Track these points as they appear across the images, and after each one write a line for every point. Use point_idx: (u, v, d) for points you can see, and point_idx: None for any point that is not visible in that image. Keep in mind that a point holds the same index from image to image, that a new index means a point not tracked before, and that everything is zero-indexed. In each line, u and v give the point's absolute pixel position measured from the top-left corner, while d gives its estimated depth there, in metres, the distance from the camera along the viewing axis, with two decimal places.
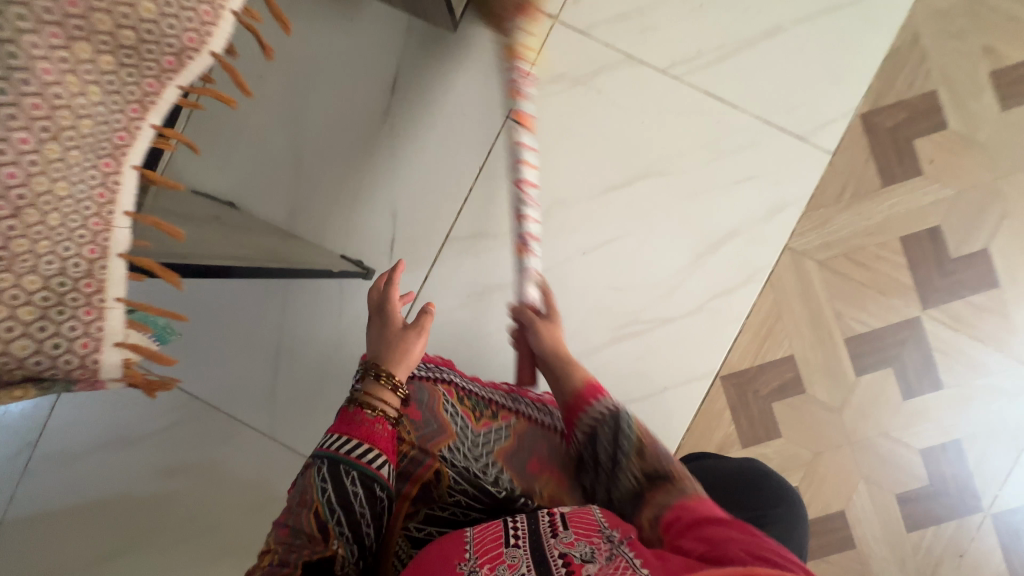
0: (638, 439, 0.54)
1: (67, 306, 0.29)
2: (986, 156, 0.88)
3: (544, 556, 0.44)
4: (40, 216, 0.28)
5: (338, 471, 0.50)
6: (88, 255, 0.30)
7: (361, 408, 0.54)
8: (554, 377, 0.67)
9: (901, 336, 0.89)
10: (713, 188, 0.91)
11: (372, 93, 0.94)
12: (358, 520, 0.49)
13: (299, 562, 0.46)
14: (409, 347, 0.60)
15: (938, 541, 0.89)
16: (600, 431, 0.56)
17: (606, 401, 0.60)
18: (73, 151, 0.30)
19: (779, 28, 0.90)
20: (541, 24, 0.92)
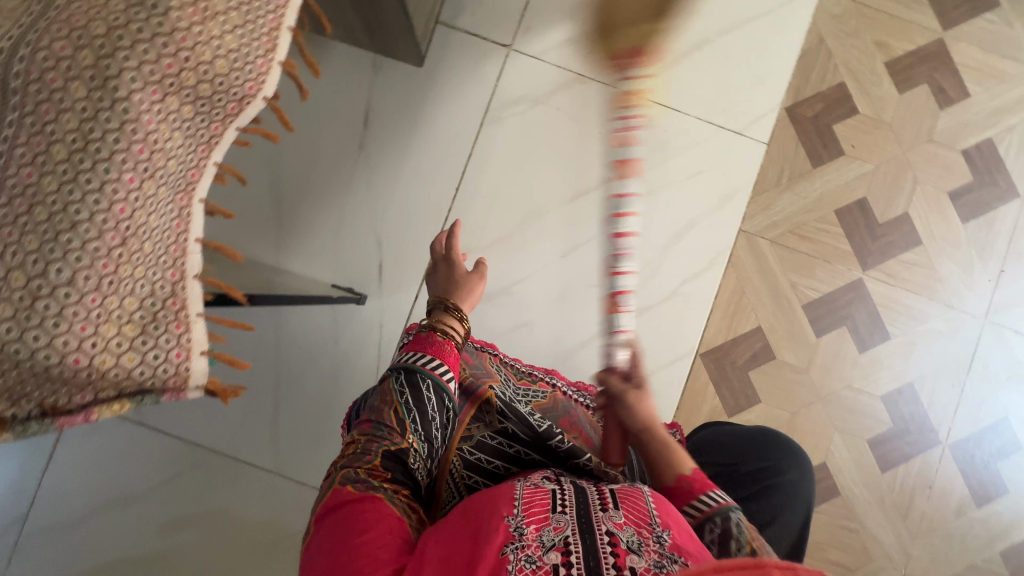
0: (752, 548, 0.51)
1: (162, 323, 0.43)
2: (892, 133, 1.02)
3: (590, 529, 0.46)
4: (139, 246, 0.41)
5: (415, 379, 0.61)
6: (172, 278, 0.45)
7: (434, 331, 0.67)
8: (654, 459, 0.63)
9: (848, 297, 1.00)
10: (670, 184, 1.00)
11: (346, 130, 1.00)
12: (429, 422, 0.60)
13: (380, 450, 0.56)
14: (473, 288, 0.78)
15: (908, 477, 0.99)
16: (707, 531, 0.53)
17: (717, 495, 0.56)
18: (161, 194, 0.43)
19: (706, 40, 1.02)
20: (497, 53, 1.01)
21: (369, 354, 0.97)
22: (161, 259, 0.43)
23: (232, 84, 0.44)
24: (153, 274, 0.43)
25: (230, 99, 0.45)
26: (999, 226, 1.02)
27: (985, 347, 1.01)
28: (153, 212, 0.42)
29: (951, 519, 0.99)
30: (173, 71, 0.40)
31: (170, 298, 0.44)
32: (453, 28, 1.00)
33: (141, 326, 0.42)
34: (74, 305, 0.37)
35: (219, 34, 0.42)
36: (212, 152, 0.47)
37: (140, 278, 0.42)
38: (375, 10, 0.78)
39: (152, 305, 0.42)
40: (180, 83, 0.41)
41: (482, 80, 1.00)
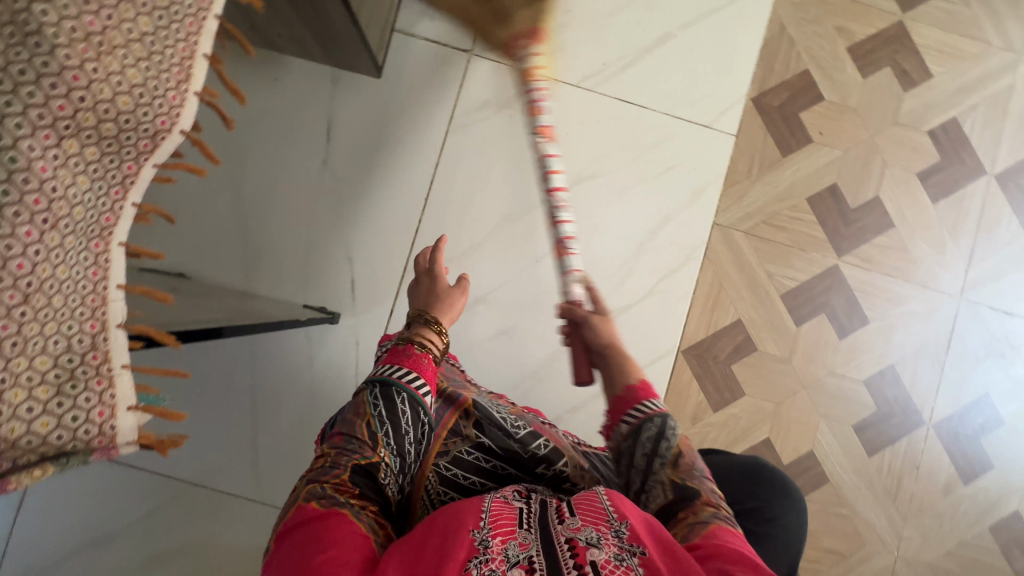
0: (677, 451, 0.58)
1: (81, 380, 0.37)
2: (858, 118, 1.02)
3: (552, 541, 0.46)
4: (47, 301, 0.35)
5: (390, 392, 0.58)
6: (91, 330, 0.38)
7: (411, 344, 0.64)
8: (610, 373, 0.69)
9: (825, 284, 1.01)
10: (642, 181, 1.00)
11: (308, 146, 0.97)
12: (403, 436, 0.57)
13: (350, 464, 0.53)
14: (453, 303, 0.75)
15: (895, 459, 0.99)
16: (644, 430, 0.59)
17: (654, 403, 0.61)
18: (71, 242, 0.37)
19: (668, 34, 1.01)
20: (458, 59, 0.99)
21: (346, 374, 0.95)
22: (75, 313, 0.37)
23: (140, 119, 0.40)
24: (66, 327, 0.37)
25: (142, 136, 0.41)
26: (969, 204, 1.02)
27: (962, 324, 1.01)
28: (62, 262, 0.37)
29: (939, 498, 0.99)
30: (67, 112, 0.35)
31: (90, 352, 0.38)
32: (412, 36, 0.99)
33: (53, 393, 0.36)
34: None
35: (120, 68, 0.38)
36: (129, 194, 0.42)
37: (51, 335, 0.36)
38: (325, 24, 0.76)
39: (69, 361, 0.36)
40: (81, 125, 0.37)
41: (445, 87, 0.99)
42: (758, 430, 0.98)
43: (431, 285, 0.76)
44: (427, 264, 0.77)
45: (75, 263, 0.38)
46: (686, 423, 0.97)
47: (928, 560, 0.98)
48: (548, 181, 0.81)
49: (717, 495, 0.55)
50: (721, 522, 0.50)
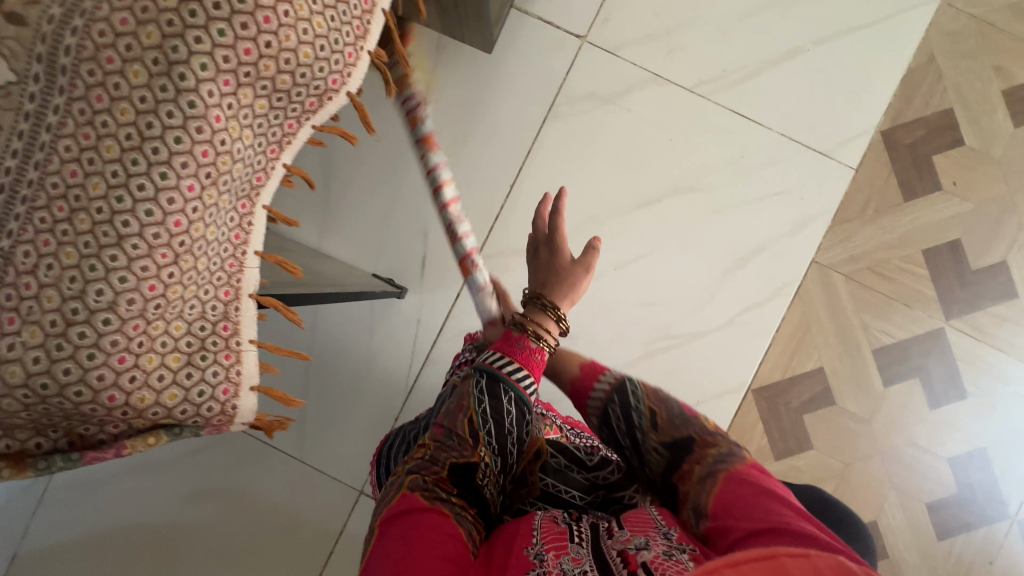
0: (649, 408, 0.57)
1: (210, 352, 0.41)
2: (999, 171, 0.92)
3: (605, 554, 0.45)
4: (194, 263, 0.39)
5: (497, 388, 0.57)
6: (225, 298, 0.42)
7: (525, 333, 0.61)
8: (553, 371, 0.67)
9: (926, 347, 0.91)
10: (741, 203, 0.93)
11: (402, 113, 0.95)
12: (504, 435, 0.56)
13: (448, 461, 0.53)
14: (576, 283, 0.67)
15: (968, 549, 0.91)
16: (608, 411, 0.59)
17: (608, 375, 0.62)
18: (224, 199, 0.41)
19: (800, 48, 0.93)
20: (570, 44, 0.94)
21: (403, 349, 0.94)
22: (215, 278, 0.41)
23: (315, 76, 0.44)
24: (205, 292, 0.41)
25: (311, 94, 0.45)
26: None
27: None
28: (213, 223, 0.40)
29: None
30: (250, 57, 0.39)
31: (221, 321, 0.42)
32: (526, 13, 0.94)
33: (188, 356, 0.40)
34: (129, 339, 0.36)
35: (308, 17, 0.41)
36: (281, 154, 0.46)
37: (191, 299, 0.39)
38: None
39: (202, 330, 0.40)
40: (260, 74, 0.40)
41: (551, 73, 0.94)
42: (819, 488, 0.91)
43: (551, 260, 0.70)
44: (546, 233, 0.72)
45: (223, 224, 0.42)
46: None
47: None
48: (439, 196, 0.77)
49: (712, 434, 0.54)
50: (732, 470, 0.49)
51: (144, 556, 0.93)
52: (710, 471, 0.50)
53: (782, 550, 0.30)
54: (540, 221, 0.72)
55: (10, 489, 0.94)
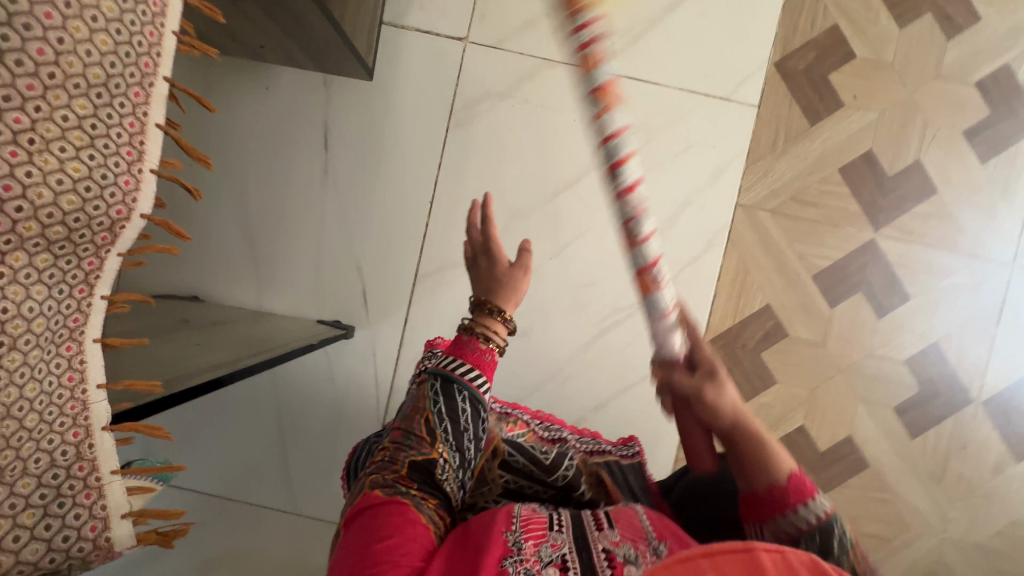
0: (853, 564, 0.47)
1: (70, 493, 0.41)
2: (894, 74, 0.93)
3: (588, 548, 0.46)
4: (23, 419, 0.38)
5: (451, 389, 0.56)
6: (75, 439, 0.41)
7: (474, 337, 0.59)
8: (747, 464, 0.51)
9: (861, 261, 0.94)
10: (656, 165, 0.93)
11: (307, 154, 0.94)
12: (461, 433, 0.55)
13: (407, 460, 0.52)
14: (519, 286, 0.63)
15: (941, 439, 0.95)
16: (805, 546, 0.48)
17: (817, 506, 0.48)
18: (41, 325, 0.38)
19: (678, 0, 0.93)
20: (454, 49, 0.93)
21: (367, 384, 0.95)
22: (56, 426, 0.40)
23: (104, 153, 0.38)
24: (47, 442, 0.39)
25: (118, 172, 0.39)
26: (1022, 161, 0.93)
27: (1012, 295, 0.94)
28: (30, 378, 0.38)
29: (989, 477, 0.95)
30: (15, 192, 0.35)
31: (76, 463, 0.41)
32: (402, 27, 0.93)
33: (42, 505, 0.39)
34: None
35: (68, 102, 0.36)
36: (104, 262, 0.41)
37: (31, 453, 0.38)
38: (304, 32, 0.71)
39: (54, 478, 0.40)
40: (36, 205, 0.36)
41: (442, 82, 0.93)
42: (791, 418, 0.94)
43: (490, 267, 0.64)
44: (480, 240, 0.64)
45: (45, 372, 0.39)
46: None
47: (978, 540, 0.95)
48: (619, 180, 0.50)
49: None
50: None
51: None
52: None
53: (758, 545, 0.34)
54: (472, 229, 0.65)
55: None
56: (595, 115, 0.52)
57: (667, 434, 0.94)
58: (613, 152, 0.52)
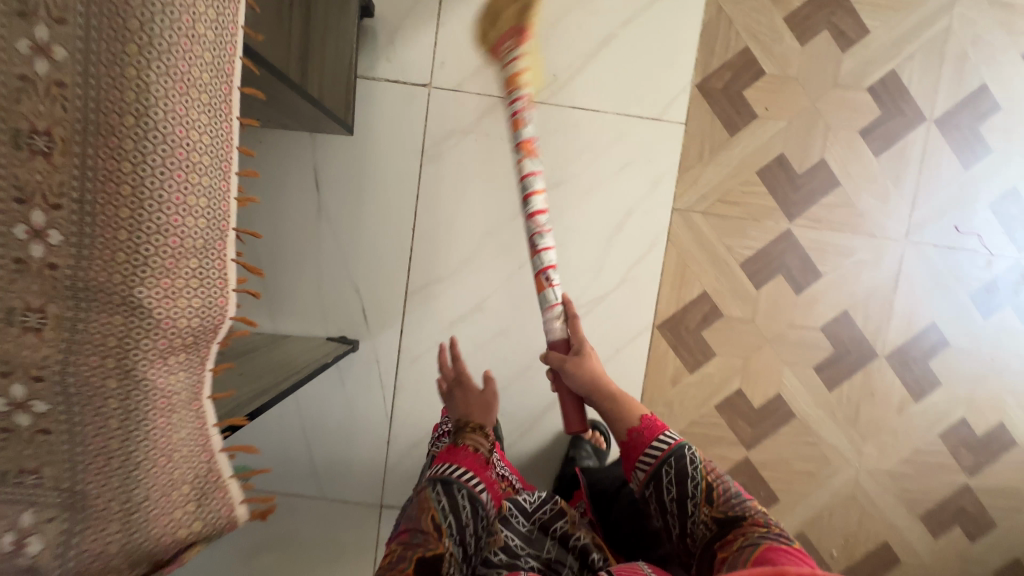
0: (706, 480, 0.67)
1: (212, 492, 0.53)
2: (799, 86, 1.08)
3: None
4: (176, 457, 0.49)
5: (451, 488, 0.72)
6: (209, 460, 0.53)
7: (462, 445, 0.80)
8: (608, 409, 0.77)
9: (780, 248, 1.11)
10: (602, 181, 1.09)
11: (302, 197, 1.09)
12: (461, 528, 0.69)
13: (414, 556, 0.62)
14: (487, 405, 0.88)
15: (853, 389, 1.14)
16: (665, 475, 0.69)
17: (667, 437, 0.72)
18: (184, 390, 0.49)
19: (610, 36, 1.07)
20: (420, 95, 1.07)
21: (374, 387, 1.12)
22: (197, 453, 0.51)
23: (212, 263, 0.50)
24: (194, 463, 0.51)
25: (219, 277, 0.51)
26: (911, 152, 1.10)
27: (908, 266, 1.12)
28: (174, 429, 0.49)
29: (894, 417, 1.15)
30: (166, 307, 0.46)
31: (212, 474, 0.53)
32: (374, 80, 1.07)
33: (198, 499, 0.52)
34: (147, 493, 0.47)
35: (189, 238, 0.47)
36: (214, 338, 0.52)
37: (190, 470, 0.51)
38: (291, 108, 0.86)
39: (202, 482, 0.52)
40: (179, 313, 0.47)
41: (412, 124, 1.08)
42: (730, 383, 1.14)
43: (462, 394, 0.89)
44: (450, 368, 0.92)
45: (187, 423, 0.50)
46: (668, 386, 1.13)
47: (888, 468, 1.16)
48: (528, 206, 0.84)
49: (763, 514, 0.63)
50: (770, 540, 0.58)
51: None
52: (752, 541, 0.59)
53: None
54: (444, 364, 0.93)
55: None
56: (518, 160, 0.86)
57: None
58: (526, 188, 0.85)
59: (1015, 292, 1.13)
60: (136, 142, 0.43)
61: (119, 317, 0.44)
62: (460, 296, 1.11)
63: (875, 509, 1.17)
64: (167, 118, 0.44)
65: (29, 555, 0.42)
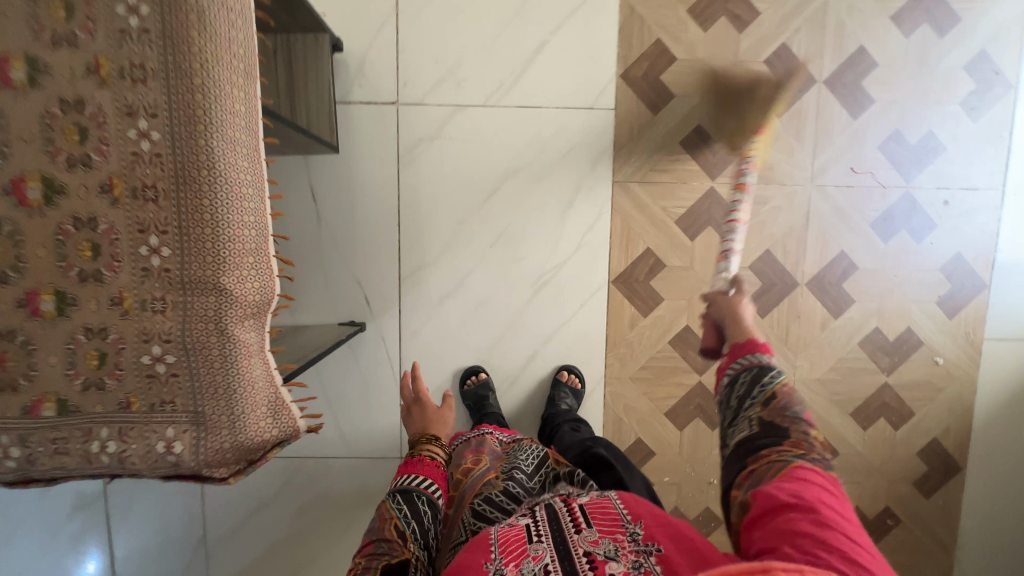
0: (772, 393, 0.80)
1: (281, 410, 0.66)
2: (706, 66, 1.29)
3: (567, 549, 0.76)
4: (256, 377, 0.63)
5: (411, 496, 0.86)
6: (277, 383, 0.66)
7: (420, 456, 1.01)
8: (732, 334, 0.95)
9: (707, 203, 1.33)
10: (551, 165, 1.30)
11: (302, 209, 1.30)
12: (423, 530, 0.81)
13: (382, 564, 0.73)
14: (445, 417, 1.16)
15: (782, 314, 1.36)
16: (744, 376, 0.85)
17: (762, 356, 0.86)
18: (252, 327, 0.63)
19: (543, 43, 1.27)
20: (391, 111, 1.28)
21: (383, 360, 1.35)
22: (268, 375, 0.65)
23: (261, 223, 0.64)
24: (268, 382, 0.65)
25: (266, 235, 0.65)
26: (807, 111, 1.31)
27: (816, 207, 1.33)
28: (252, 352, 0.63)
29: (819, 333, 1.37)
30: (235, 259, 0.60)
31: (279, 395, 0.66)
32: (350, 103, 1.27)
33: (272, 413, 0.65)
34: (236, 404, 0.61)
35: (244, 204, 0.61)
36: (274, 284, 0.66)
37: (266, 388, 0.64)
38: (287, 138, 1.07)
39: (274, 399, 0.65)
40: (245, 262, 0.61)
41: (387, 136, 1.28)
42: (678, 321, 1.36)
43: (423, 410, 1.17)
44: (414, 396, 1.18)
45: (258, 350, 0.64)
46: (627, 329, 1.35)
47: (818, 376, 1.39)
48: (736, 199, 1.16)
49: (809, 440, 0.73)
50: (801, 462, 0.69)
51: (288, 553, 1.40)
52: (782, 457, 0.71)
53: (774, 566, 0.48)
54: (406, 389, 1.19)
55: (186, 552, 1.41)
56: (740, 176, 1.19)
57: (597, 350, 1.36)
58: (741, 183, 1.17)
59: (908, 217, 1.34)
60: (201, 138, 0.58)
61: (208, 294, 0.59)
62: (445, 276, 1.33)
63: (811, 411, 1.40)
64: (222, 133, 0.59)
65: (175, 454, 0.61)
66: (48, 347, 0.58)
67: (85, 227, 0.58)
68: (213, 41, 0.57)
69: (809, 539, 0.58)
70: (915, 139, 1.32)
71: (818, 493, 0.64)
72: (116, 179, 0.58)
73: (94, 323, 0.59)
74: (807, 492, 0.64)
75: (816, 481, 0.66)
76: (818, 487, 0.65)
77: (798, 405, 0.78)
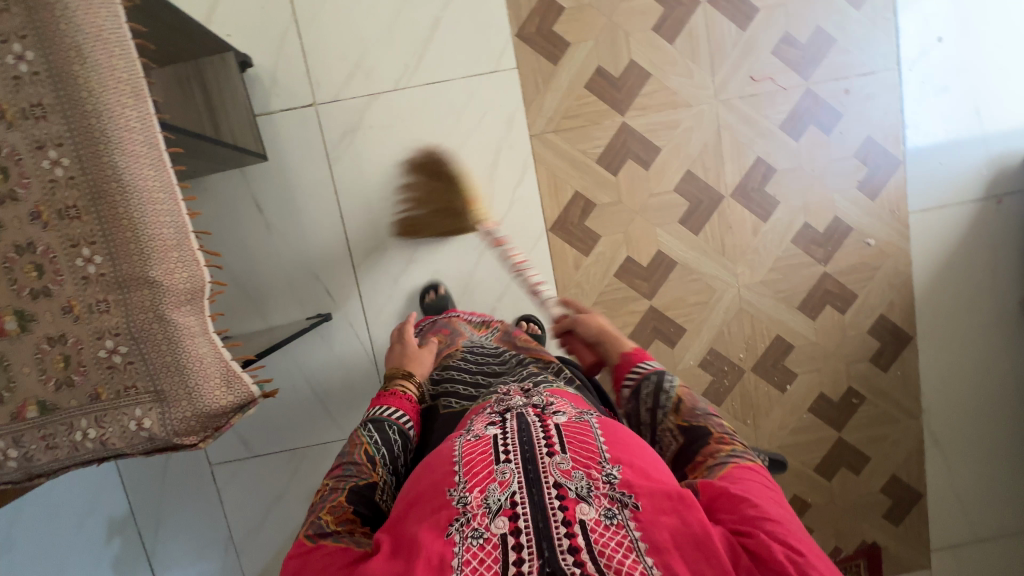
0: (677, 399, 0.81)
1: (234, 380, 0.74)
2: (593, 9, 1.36)
3: (537, 476, 0.62)
4: (202, 352, 0.72)
5: (383, 425, 0.89)
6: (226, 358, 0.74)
7: (393, 391, 1.00)
8: (611, 349, 0.98)
9: (622, 138, 1.40)
10: (470, 132, 1.38)
11: (251, 220, 1.39)
12: (393, 457, 0.86)
13: (347, 487, 0.77)
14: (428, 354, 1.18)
15: (715, 228, 1.44)
16: (644, 387, 0.85)
17: (647, 364, 0.89)
18: (189, 310, 0.72)
19: (438, 19, 1.34)
20: (311, 113, 1.36)
21: (355, 344, 1.45)
22: (217, 351, 0.73)
23: (179, 220, 0.72)
24: (219, 357, 0.73)
25: (188, 230, 0.73)
26: (698, 32, 1.37)
27: (724, 120, 1.40)
28: (194, 331, 0.72)
29: (752, 238, 1.45)
30: (160, 253, 0.69)
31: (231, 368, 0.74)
32: (272, 113, 1.35)
33: (225, 383, 0.73)
34: (188, 377, 0.71)
35: (158, 205, 0.70)
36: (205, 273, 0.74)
37: (216, 361, 0.73)
38: (213, 155, 1.15)
39: (227, 371, 0.73)
40: (169, 255, 0.70)
41: (313, 137, 1.37)
42: (619, 254, 1.44)
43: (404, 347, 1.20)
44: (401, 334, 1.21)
45: (201, 330, 0.72)
46: (573, 271, 1.44)
47: (761, 278, 1.47)
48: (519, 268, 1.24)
49: (726, 433, 0.75)
50: (738, 460, 0.69)
51: None
52: (718, 461, 0.70)
53: None
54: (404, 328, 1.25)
55: (219, 554, 1.53)
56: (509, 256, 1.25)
57: (549, 295, 1.45)
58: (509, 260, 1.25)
59: (814, 112, 1.41)
60: (106, 156, 0.67)
61: (143, 287, 0.69)
62: (395, 255, 1.42)
63: (761, 312, 1.48)
64: (123, 149, 0.68)
65: (145, 428, 0.71)
66: (20, 358, 0.69)
67: (26, 251, 0.67)
68: (97, 72, 0.66)
69: (781, 525, 0.58)
70: (806, 38, 1.38)
71: (771, 493, 0.64)
72: (41, 207, 0.67)
73: (53, 332, 0.69)
74: (763, 491, 0.63)
75: (761, 479, 0.66)
76: (766, 485, 0.65)
77: (702, 403, 0.81)
